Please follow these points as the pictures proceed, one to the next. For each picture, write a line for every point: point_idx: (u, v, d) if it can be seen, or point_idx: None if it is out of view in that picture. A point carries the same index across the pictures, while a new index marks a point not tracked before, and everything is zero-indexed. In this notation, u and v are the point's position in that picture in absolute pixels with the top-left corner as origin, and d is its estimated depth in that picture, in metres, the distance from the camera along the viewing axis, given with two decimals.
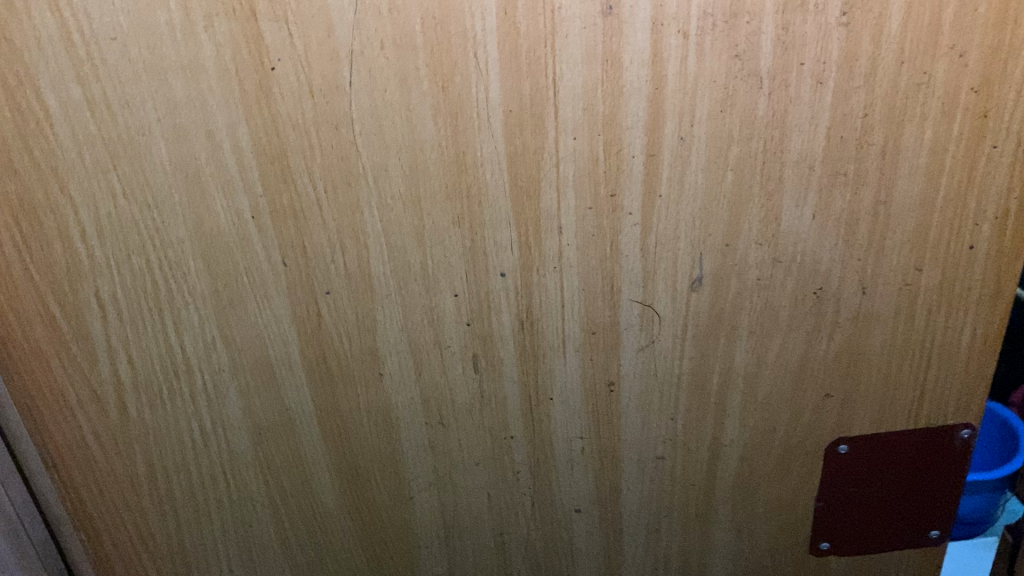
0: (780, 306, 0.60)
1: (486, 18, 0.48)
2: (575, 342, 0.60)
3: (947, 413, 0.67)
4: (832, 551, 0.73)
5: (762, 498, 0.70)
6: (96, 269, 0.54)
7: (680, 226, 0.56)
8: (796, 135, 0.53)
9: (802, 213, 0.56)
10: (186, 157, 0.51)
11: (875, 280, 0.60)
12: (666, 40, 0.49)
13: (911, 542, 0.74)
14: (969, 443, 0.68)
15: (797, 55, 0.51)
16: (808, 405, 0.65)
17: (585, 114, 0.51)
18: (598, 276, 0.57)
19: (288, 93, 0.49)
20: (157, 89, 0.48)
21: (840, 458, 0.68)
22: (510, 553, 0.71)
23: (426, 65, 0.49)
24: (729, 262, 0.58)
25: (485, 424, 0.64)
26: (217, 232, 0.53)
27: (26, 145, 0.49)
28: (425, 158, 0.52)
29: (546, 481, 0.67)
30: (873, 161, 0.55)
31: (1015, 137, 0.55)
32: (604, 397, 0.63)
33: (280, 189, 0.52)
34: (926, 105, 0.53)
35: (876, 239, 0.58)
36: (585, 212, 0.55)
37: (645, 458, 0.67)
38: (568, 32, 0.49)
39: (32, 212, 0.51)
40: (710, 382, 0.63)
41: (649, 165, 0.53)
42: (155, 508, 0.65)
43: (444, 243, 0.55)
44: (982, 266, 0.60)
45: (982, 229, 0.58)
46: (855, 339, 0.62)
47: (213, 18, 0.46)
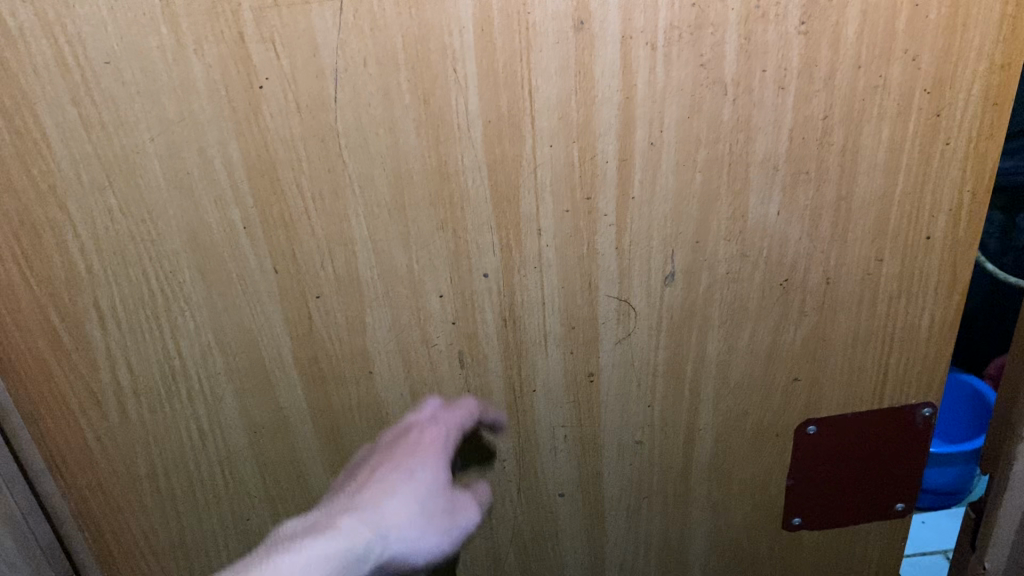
0: (749, 297, 0.63)
1: (464, 35, 0.50)
2: (556, 337, 0.63)
3: (909, 393, 0.70)
4: (804, 525, 0.77)
5: (737, 476, 0.73)
6: (94, 281, 0.56)
7: (653, 226, 0.59)
8: (760, 137, 0.56)
9: (768, 209, 0.59)
10: (179, 172, 0.53)
11: (839, 271, 0.63)
12: (635, 52, 0.52)
13: (876, 515, 0.77)
14: (929, 421, 0.72)
15: (759, 62, 0.53)
16: (778, 390, 0.68)
17: (561, 123, 0.54)
18: (577, 274, 0.60)
19: (276, 110, 0.51)
20: (150, 109, 0.50)
21: (809, 439, 0.71)
22: (498, 538, 0.73)
23: (408, 80, 0.51)
24: (700, 257, 0.61)
25: (471, 416, 0.66)
26: (211, 242, 0.55)
27: (25, 165, 0.51)
28: (409, 168, 0.54)
29: (531, 468, 0.70)
30: (833, 160, 0.58)
31: (966, 135, 0.58)
32: (584, 388, 0.66)
33: (270, 201, 0.54)
34: (883, 106, 0.56)
35: (838, 232, 0.61)
36: (563, 214, 0.57)
37: (624, 443, 0.70)
38: (543, 46, 0.51)
39: (31, 228, 0.53)
40: (685, 370, 0.66)
41: (622, 169, 0.56)
42: (156, 505, 0.68)
43: (428, 247, 0.58)
44: (938, 255, 0.63)
45: (938, 220, 0.61)
46: (821, 326, 0.65)
47: (203, 41, 0.48)
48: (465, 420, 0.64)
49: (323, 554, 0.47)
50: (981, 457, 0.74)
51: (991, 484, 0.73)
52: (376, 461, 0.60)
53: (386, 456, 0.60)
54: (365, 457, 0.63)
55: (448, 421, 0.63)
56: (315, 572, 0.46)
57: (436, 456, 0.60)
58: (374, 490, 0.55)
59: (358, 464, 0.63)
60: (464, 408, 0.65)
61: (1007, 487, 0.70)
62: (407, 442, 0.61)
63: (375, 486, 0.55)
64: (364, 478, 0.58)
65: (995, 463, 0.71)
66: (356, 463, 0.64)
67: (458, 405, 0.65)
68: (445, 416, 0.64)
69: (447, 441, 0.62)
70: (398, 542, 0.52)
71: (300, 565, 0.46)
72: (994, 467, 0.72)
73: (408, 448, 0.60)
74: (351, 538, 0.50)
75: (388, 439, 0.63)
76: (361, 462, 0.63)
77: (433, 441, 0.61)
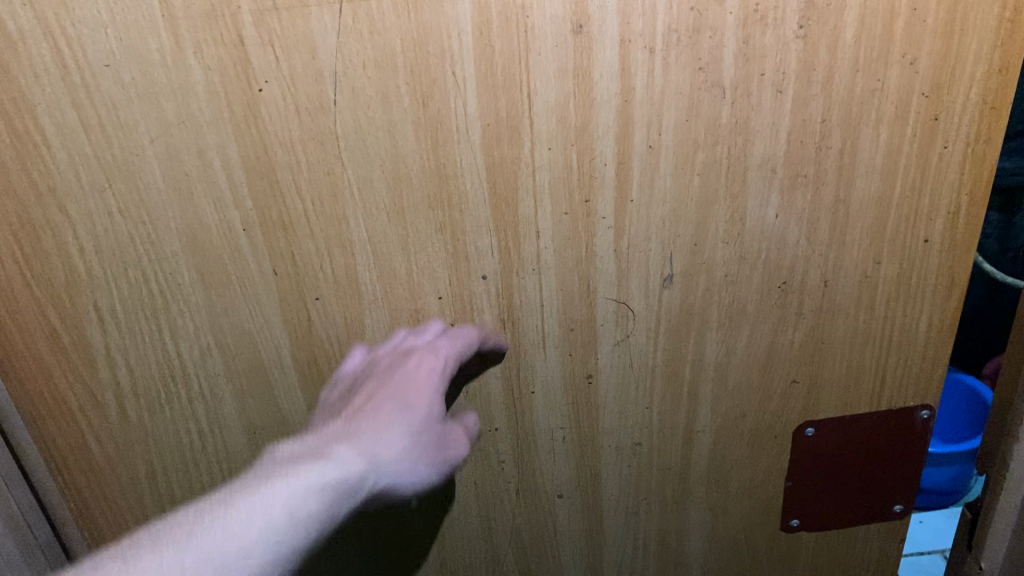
0: (747, 299, 0.63)
1: (463, 38, 0.50)
2: (555, 339, 0.63)
3: (907, 395, 0.70)
4: (803, 527, 0.77)
5: (736, 479, 0.73)
6: (94, 283, 0.56)
7: (651, 228, 0.59)
8: (758, 140, 0.56)
9: (766, 212, 0.59)
10: (178, 174, 0.53)
11: (837, 273, 0.63)
12: (633, 55, 0.52)
13: (875, 517, 0.77)
14: (928, 423, 0.71)
15: (757, 66, 0.53)
16: (777, 392, 0.68)
17: (559, 126, 0.54)
18: (575, 276, 0.60)
19: (275, 113, 0.51)
20: (149, 112, 0.51)
21: (808, 441, 0.71)
22: (497, 539, 0.73)
23: (407, 83, 0.51)
24: (698, 260, 0.61)
25: (471, 418, 0.66)
26: (210, 244, 0.56)
27: (24, 168, 0.51)
28: (408, 170, 0.55)
29: (530, 470, 0.69)
30: (832, 162, 0.58)
31: (964, 138, 0.58)
32: (583, 389, 0.66)
33: (269, 203, 0.55)
34: (881, 109, 0.56)
35: (836, 234, 0.61)
36: (561, 217, 0.58)
37: (623, 444, 0.69)
38: (541, 49, 0.51)
39: (31, 230, 0.53)
40: (683, 371, 0.66)
41: (620, 172, 0.56)
42: (156, 504, 0.68)
43: (427, 249, 0.58)
44: (936, 258, 0.63)
45: (936, 223, 0.62)
46: (819, 328, 0.65)
47: (202, 44, 0.49)
48: (464, 350, 0.59)
49: (322, 485, 0.44)
50: (977, 458, 0.74)
51: (987, 485, 0.73)
52: (369, 381, 0.55)
53: (380, 376, 0.56)
54: (354, 370, 0.59)
55: (448, 346, 0.58)
56: (301, 511, 0.43)
57: (432, 387, 0.56)
58: (368, 421, 0.51)
59: (345, 377, 0.59)
60: (463, 339, 0.60)
61: (1005, 488, 0.70)
62: (402, 366, 0.56)
63: (369, 414, 0.51)
64: (355, 402, 0.53)
65: (992, 465, 0.71)
66: (343, 373, 0.59)
67: (460, 334, 0.60)
68: (445, 345, 0.58)
69: (446, 369, 0.57)
70: (381, 481, 0.48)
71: (294, 495, 0.43)
72: (991, 469, 0.72)
73: (403, 372, 0.56)
74: (348, 469, 0.46)
75: (380, 356, 0.59)
76: (349, 376, 0.58)
77: (430, 368, 0.56)
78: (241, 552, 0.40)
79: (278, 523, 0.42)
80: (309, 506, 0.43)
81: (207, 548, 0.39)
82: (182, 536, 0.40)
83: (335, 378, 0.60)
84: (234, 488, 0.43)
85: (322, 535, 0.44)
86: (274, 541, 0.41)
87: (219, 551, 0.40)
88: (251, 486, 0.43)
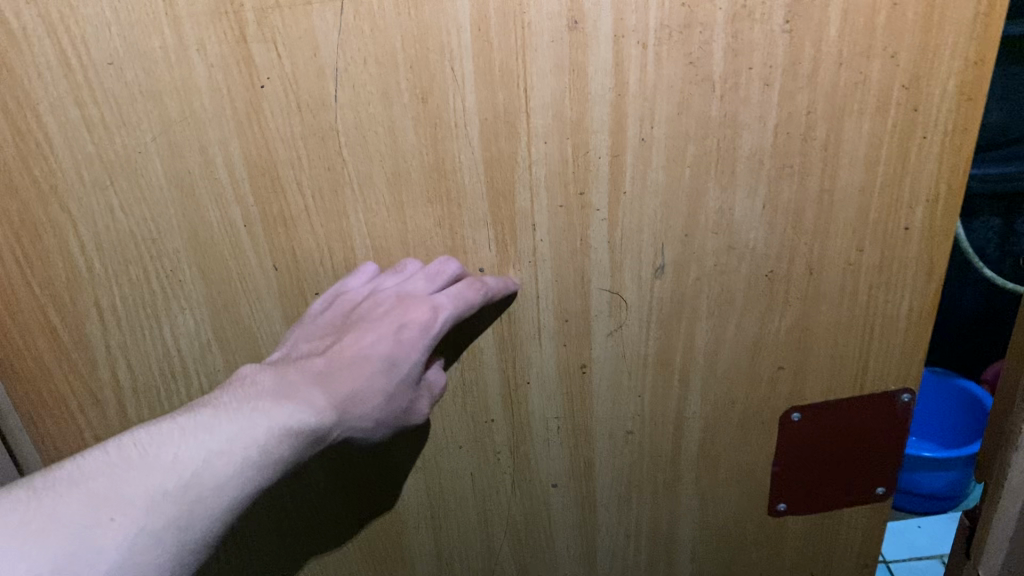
0: (736, 288, 0.65)
1: (462, 34, 0.51)
2: (550, 330, 0.64)
3: (890, 379, 0.72)
4: (789, 511, 0.78)
5: (725, 464, 0.74)
6: (95, 281, 0.56)
7: (643, 220, 0.60)
8: (747, 133, 0.58)
9: (754, 203, 0.61)
10: (181, 172, 0.53)
11: (821, 261, 0.65)
12: (627, 50, 0.53)
13: (858, 499, 0.79)
14: (908, 407, 0.73)
15: (745, 60, 0.55)
16: (764, 378, 0.70)
17: (555, 120, 0.55)
18: (570, 268, 0.62)
19: (277, 109, 0.52)
20: (152, 110, 0.51)
21: (794, 425, 0.73)
22: (492, 528, 0.74)
23: (407, 79, 0.52)
24: (689, 250, 0.62)
25: (468, 410, 0.67)
26: (211, 241, 0.56)
27: (26, 166, 0.52)
28: (407, 165, 0.56)
29: (525, 459, 0.70)
30: (817, 153, 0.60)
31: (942, 128, 0.60)
32: (577, 379, 0.67)
33: (271, 199, 0.55)
34: (863, 101, 0.58)
35: (821, 224, 0.63)
36: (557, 210, 0.59)
37: (616, 433, 0.70)
38: (538, 45, 0.52)
39: (32, 228, 0.54)
40: (674, 359, 0.67)
41: (614, 165, 0.58)
42: None
43: (426, 243, 0.59)
44: (916, 245, 0.65)
45: (916, 211, 0.64)
46: (805, 315, 0.67)
47: (206, 42, 0.49)
48: (466, 308, 0.58)
49: (294, 430, 0.47)
50: (975, 466, 0.76)
51: (986, 492, 0.76)
52: (364, 318, 0.55)
53: (376, 315, 0.55)
54: (356, 293, 0.57)
55: (452, 302, 0.57)
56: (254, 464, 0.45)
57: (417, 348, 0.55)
58: (349, 373, 0.52)
59: (344, 300, 0.57)
60: (473, 293, 0.58)
61: (1002, 499, 0.73)
62: (403, 315, 0.55)
63: (350, 365, 0.53)
64: (343, 342, 0.54)
65: (990, 472, 0.74)
66: (344, 293, 0.58)
67: (466, 287, 0.58)
68: (446, 304, 0.57)
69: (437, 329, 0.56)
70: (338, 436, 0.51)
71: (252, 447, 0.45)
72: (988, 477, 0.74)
73: (401, 321, 0.55)
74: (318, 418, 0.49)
75: (384, 290, 0.57)
76: (349, 298, 0.57)
77: (428, 323, 0.56)
78: (212, 487, 0.44)
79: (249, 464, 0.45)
80: (279, 450, 0.46)
81: (183, 476, 0.43)
82: (161, 460, 0.43)
83: (334, 292, 0.59)
84: (213, 414, 0.46)
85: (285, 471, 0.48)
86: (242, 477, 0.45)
87: (192, 482, 0.43)
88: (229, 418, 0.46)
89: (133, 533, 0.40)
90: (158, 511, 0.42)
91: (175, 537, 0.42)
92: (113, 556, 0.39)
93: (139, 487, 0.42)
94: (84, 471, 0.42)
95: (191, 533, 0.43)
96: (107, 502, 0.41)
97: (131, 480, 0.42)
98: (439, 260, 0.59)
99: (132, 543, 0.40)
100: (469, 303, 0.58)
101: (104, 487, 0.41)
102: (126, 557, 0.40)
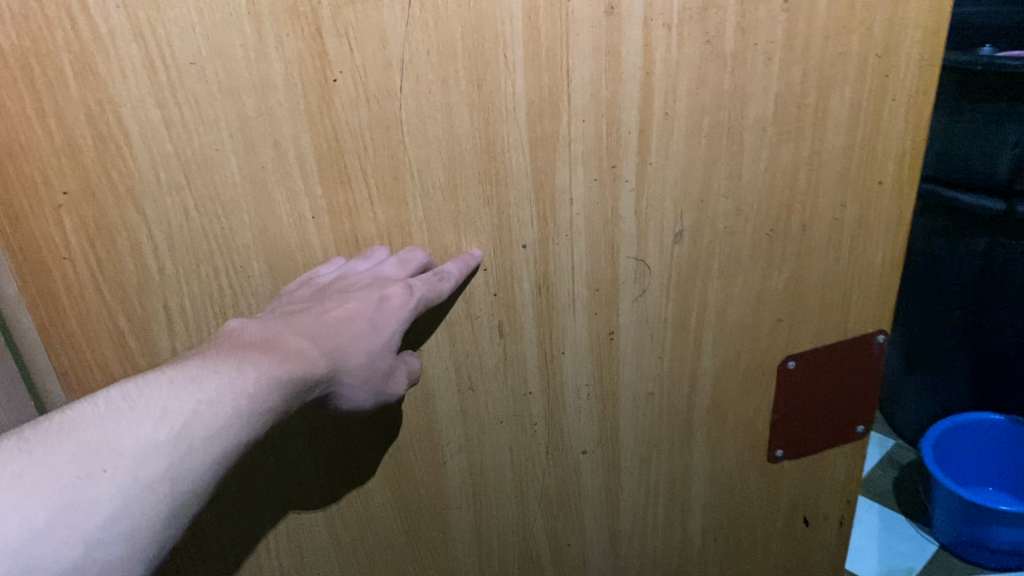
0: (743, 248, 0.72)
1: (515, 22, 0.56)
2: (583, 300, 0.69)
3: (867, 322, 0.80)
4: (785, 457, 0.85)
5: (731, 416, 0.81)
6: (165, 282, 0.58)
7: (666, 188, 0.66)
8: (753, 103, 0.65)
9: (758, 166, 0.68)
10: (254, 167, 0.55)
11: (812, 218, 0.72)
12: (654, 32, 0.59)
13: (841, 439, 0.87)
14: (882, 346, 0.82)
15: (752, 37, 0.62)
16: (765, 331, 0.77)
17: (591, 99, 0.61)
18: (602, 240, 0.67)
19: (347, 101, 0.55)
20: (231, 108, 0.53)
21: (789, 373, 0.80)
22: (527, 500, 0.78)
23: (464, 68, 0.57)
24: (704, 215, 0.69)
25: (508, 384, 0.71)
26: (281, 233, 0.58)
27: (104, 168, 0.53)
28: (462, 149, 0.59)
29: (558, 427, 0.75)
30: (810, 119, 0.67)
31: (908, 91, 0.69)
32: (606, 346, 0.72)
33: (337, 190, 0.58)
34: (847, 71, 0.66)
35: (813, 185, 0.71)
36: (591, 183, 0.64)
37: (639, 394, 0.76)
38: (579, 30, 0.58)
39: (106, 232, 0.55)
40: (690, 320, 0.73)
41: (641, 139, 0.63)
42: (211, 516, 0.68)
43: (475, 223, 0.63)
44: (888, 198, 0.74)
45: (887, 167, 0.72)
46: (799, 269, 0.75)
47: (284, 39, 0.52)
48: (441, 290, 0.61)
49: (273, 386, 0.50)
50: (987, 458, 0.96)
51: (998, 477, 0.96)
52: (341, 293, 0.58)
53: (352, 290, 0.58)
54: (327, 278, 0.60)
55: (424, 285, 0.60)
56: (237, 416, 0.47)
57: (391, 323, 0.58)
58: (331, 338, 0.55)
59: (318, 283, 0.59)
60: (441, 282, 0.61)
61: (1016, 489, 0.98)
62: (381, 290, 0.58)
63: (330, 331, 0.56)
64: (321, 310, 0.57)
65: None
66: (315, 277, 0.60)
67: (443, 274, 0.62)
68: (419, 283, 0.60)
69: (410, 304, 0.59)
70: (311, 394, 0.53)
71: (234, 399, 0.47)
72: None
73: (378, 296, 0.58)
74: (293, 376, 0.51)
75: (356, 273, 0.60)
76: (320, 282, 0.59)
77: (404, 300, 0.59)
78: (203, 435, 0.46)
79: (235, 414, 0.47)
80: (262, 402, 0.49)
81: (172, 427, 0.45)
82: (151, 411, 0.45)
83: (306, 278, 0.60)
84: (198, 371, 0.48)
85: (270, 424, 0.50)
86: (229, 428, 0.47)
87: (182, 433, 0.45)
88: (215, 372, 0.49)
89: (126, 482, 0.42)
90: (150, 460, 0.43)
91: (170, 486, 0.44)
92: (110, 502, 0.41)
93: (132, 436, 0.44)
94: (74, 423, 0.44)
95: (183, 480, 0.45)
96: (99, 453, 0.42)
97: (121, 430, 0.44)
98: (407, 251, 0.62)
99: (126, 488, 0.42)
100: (445, 287, 0.61)
101: (96, 437, 0.43)
102: (122, 504, 0.42)
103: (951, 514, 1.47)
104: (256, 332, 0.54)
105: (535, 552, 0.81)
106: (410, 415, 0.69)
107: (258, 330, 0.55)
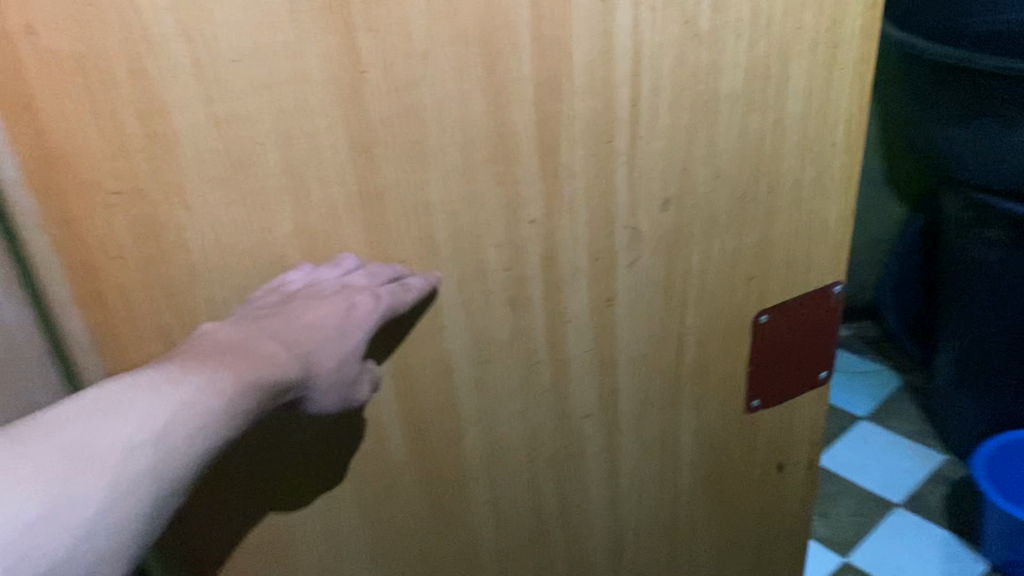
0: (720, 212, 0.78)
1: (523, 11, 0.61)
2: (585, 270, 0.74)
3: (824, 274, 0.89)
4: (759, 407, 0.93)
5: (714, 371, 0.87)
6: (209, 275, 0.60)
7: (654, 159, 0.72)
8: (726, 76, 0.72)
9: (731, 135, 0.75)
10: (292, 159, 0.58)
11: (778, 181, 0.80)
12: (642, 15, 0.65)
13: (806, 386, 0.95)
14: (839, 296, 0.91)
15: (724, 17, 0.69)
16: (740, 288, 0.84)
17: (590, 80, 0.66)
18: (600, 211, 0.72)
19: (376, 92, 0.59)
20: (271, 103, 0.56)
21: (761, 327, 0.87)
22: (538, 466, 0.82)
23: (480, 55, 0.61)
24: (687, 183, 0.75)
25: (519, 354, 0.75)
26: (314, 221, 0.62)
27: (153, 166, 0.55)
28: (479, 132, 0.64)
29: (563, 393, 0.80)
30: (773, 89, 0.74)
31: (851, 59, 0.77)
32: (604, 311, 0.77)
33: (367, 176, 0.61)
34: (802, 43, 0.73)
35: (777, 149, 0.78)
36: (590, 158, 0.69)
37: (633, 356, 0.81)
38: (578, 16, 0.63)
39: (155, 230, 0.57)
40: (677, 282, 0.79)
41: (632, 114, 0.69)
42: (251, 505, 0.71)
43: (491, 203, 0.67)
44: (839, 158, 0.82)
45: (838, 129, 0.80)
46: (768, 228, 0.82)
47: (320, 34, 0.55)
48: (408, 296, 0.64)
49: (244, 391, 0.52)
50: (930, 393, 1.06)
51: None
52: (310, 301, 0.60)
53: (322, 297, 0.60)
54: (297, 285, 0.61)
55: (390, 294, 0.63)
56: (212, 418, 0.50)
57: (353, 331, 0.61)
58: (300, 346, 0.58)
59: (287, 290, 0.61)
60: (407, 292, 0.64)
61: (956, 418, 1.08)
62: (350, 298, 0.61)
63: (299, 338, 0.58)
64: (290, 319, 0.59)
65: None
66: (284, 284, 0.62)
67: (407, 282, 0.65)
68: (386, 292, 0.63)
69: (374, 313, 0.62)
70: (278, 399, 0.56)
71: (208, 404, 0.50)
72: None
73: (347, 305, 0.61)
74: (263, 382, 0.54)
75: (324, 281, 0.62)
76: (289, 289, 0.61)
77: (371, 308, 0.62)
78: (184, 436, 0.48)
79: (211, 416, 0.50)
80: (234, 406, 0.51)
81: (154, 428, 0.47)
82: (131, 413, 0.47)
83: (274, 284, 0.62)
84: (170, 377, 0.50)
85: (242, 426, 0.52)
86: (207, 430, 0.50)
87: (163, 435, 0.47)
88: (188, 379, 0.51)
89: (111, 480, 0.44)
90: (133, 459, 0.46)
91: (152, 485, 0.46)
92: (97, 499, 0.44)
93: (116, 435, 0.46)
94: (57, 424, 0.46)
95: (164, 478, 0.47)
96: (85, 452, 0.45)
97: (106, 429, 0.46)
98: (375, 264, 0.65)
99: (112, 485, 0.44)
100: (410, 295, 0.65)
101: (80, 437, 0.45)
102: (108, 501, 0.44)
103: (1003, 535, 1.57)
104: (230, 336, 0.57)
105: (546, 516, 0.86)
106: (432, 391, 0.73)
107: (227, 338, 0.57)
